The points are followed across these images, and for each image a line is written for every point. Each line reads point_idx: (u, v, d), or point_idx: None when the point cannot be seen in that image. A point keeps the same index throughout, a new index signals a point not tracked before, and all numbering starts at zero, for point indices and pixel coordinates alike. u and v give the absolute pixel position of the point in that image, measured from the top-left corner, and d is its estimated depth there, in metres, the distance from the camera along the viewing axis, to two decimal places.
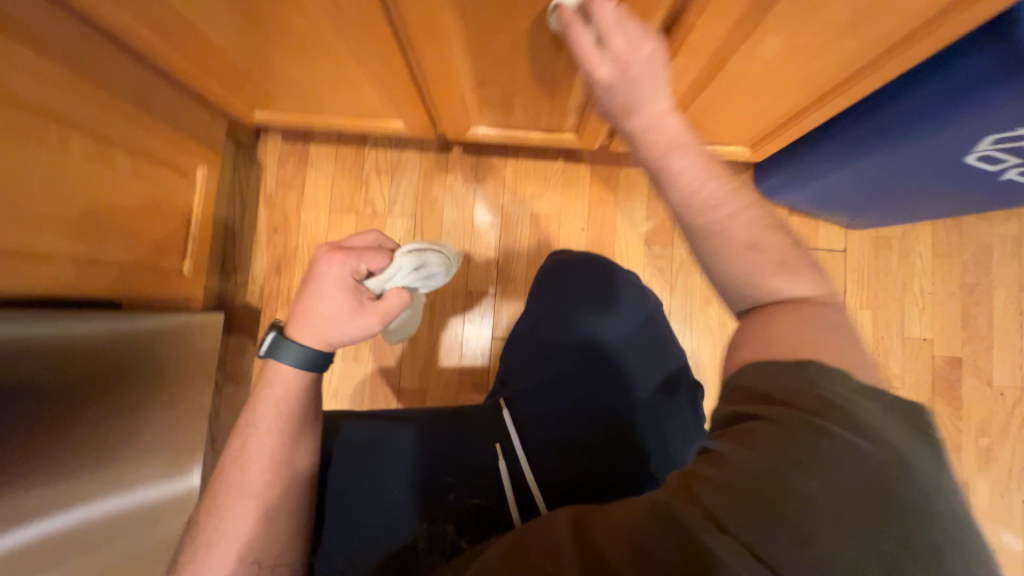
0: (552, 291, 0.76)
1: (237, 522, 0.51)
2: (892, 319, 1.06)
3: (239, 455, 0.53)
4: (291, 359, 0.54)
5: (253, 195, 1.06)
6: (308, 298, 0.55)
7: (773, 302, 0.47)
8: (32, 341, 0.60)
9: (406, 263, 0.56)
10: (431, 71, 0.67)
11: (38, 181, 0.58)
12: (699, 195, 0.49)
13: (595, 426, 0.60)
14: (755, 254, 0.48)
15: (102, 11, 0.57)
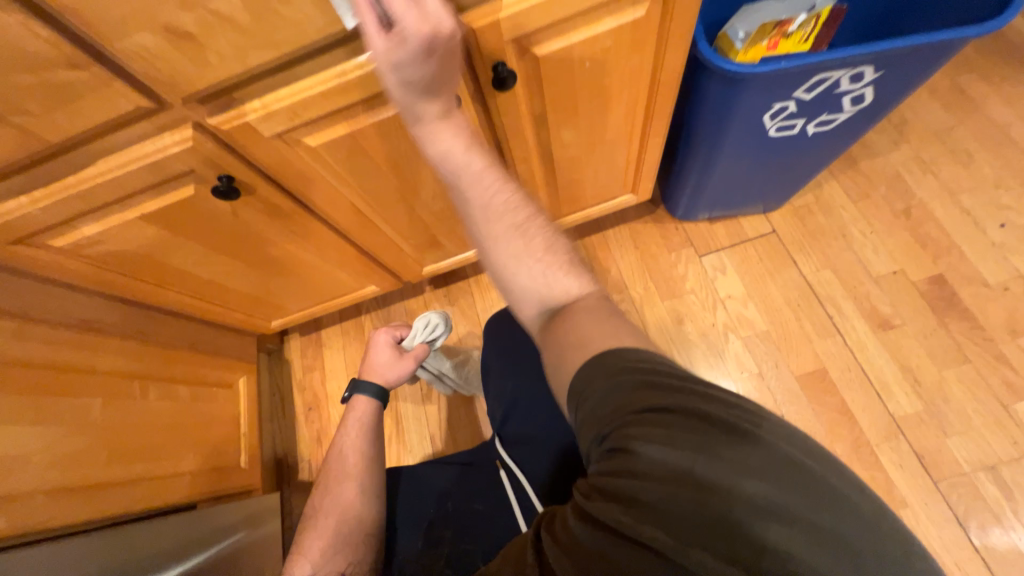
0: (500, 344, 0.84)
1: (341, 498, 0.71)
2: (855, 268, 1.11)
3: (331, 495, 0.72)
4: (365, 391, 0.80)
5: (287, 386, 1.29)
6: (370, 357, 0.85)
7: (569, 305, 0.49)
8: (149, 536, 0.78)
9: (421, 326, 0.86)
10: (372, 244, 0.93)
11: (134, 422, 0.81)
12: (491, 203, 0.51)
13: (563, 451, 0.71)
14: (539, 264, 0.50)
15: (159, 294, 0.87)
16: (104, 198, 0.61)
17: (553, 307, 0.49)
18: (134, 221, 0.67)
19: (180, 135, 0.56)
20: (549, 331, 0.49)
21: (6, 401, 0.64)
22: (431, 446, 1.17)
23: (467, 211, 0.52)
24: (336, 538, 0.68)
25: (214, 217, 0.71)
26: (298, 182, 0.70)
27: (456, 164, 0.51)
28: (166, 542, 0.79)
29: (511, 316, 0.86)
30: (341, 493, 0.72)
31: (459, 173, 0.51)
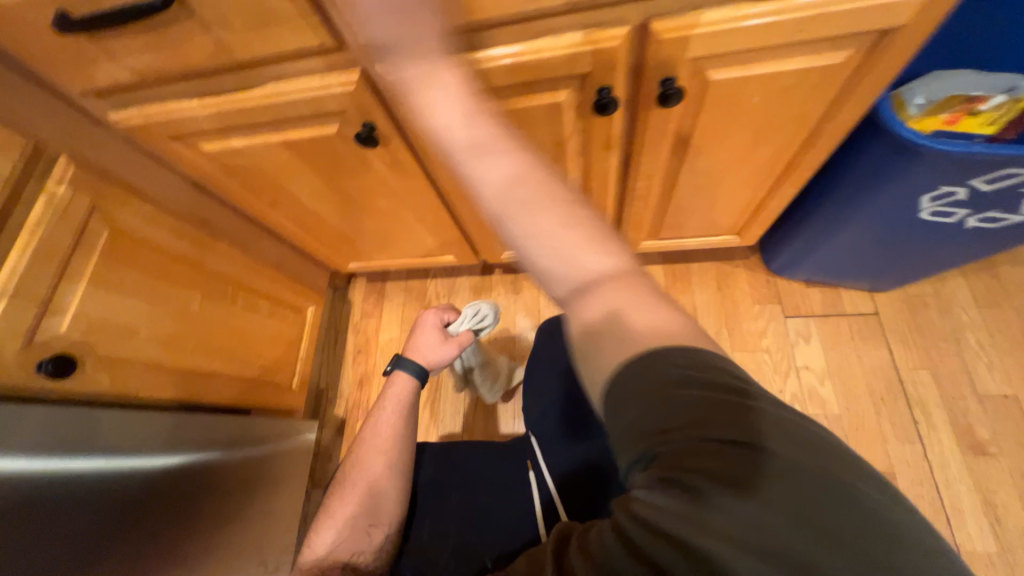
0: (545, 348, 0.85)
1: (368, 470, 0.72)
2: (959, 378, 1.01)
3: (358, 462, 0.73)
4: (406, 370, 0.81)
5: (344, 324, 1.35)
6: (415, 336, 0.86)
7: (600, 285, 0.38)
8: (201, 432, 0.83)
9: (468, 314, 0.89)
10: (468, 218, 0.94)
11: (219, 323, 0.88)
12: (491, 176, 0.41)
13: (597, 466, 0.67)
14: (560, 235, 0.39)
15: (266, 213, 0.92)
16: (259, 118, 0.65)
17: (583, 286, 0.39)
18: (274, 144, 0.71)
19: (346, 78, 0.58)
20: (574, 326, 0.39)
21: (132, 278, 0.71)
22: (461, 421, 1.19)
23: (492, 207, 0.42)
24: (363, 504, 0.69)
25: (342, 157, 0.74)
26: (428, 145, 0.71)
27: (456, 133, 0.43)
28: (208, 442, 0.84)
29: (562, 322, 0.86)
30: (371, 467, 0.72)
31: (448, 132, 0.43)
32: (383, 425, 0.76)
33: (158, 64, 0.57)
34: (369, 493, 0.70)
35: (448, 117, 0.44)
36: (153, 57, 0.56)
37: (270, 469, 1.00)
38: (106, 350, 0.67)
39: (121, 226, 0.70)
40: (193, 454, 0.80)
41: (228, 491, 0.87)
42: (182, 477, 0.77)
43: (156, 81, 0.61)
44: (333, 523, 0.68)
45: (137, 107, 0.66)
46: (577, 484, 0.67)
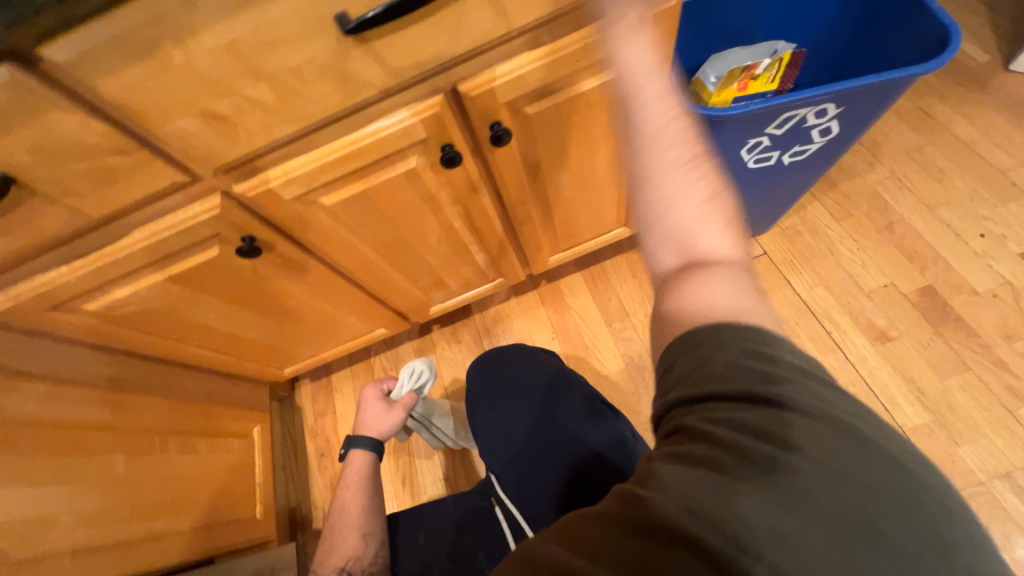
0: (487, 384, 0.90)
1: (341, 548, 0.71)
2: (846, 283, 1.15)
3: (330, 543, 0.72)
4: (361, 447, 0.81)
5: (299, 432, 1.30)
6: (360, 413, 0.87)
7: (717, 263, 0.42)
8: None
9: (407, 375, 0.91)
10: (381, 288, 0.97)
11: (153, 477, 0.83)
12: (696, 144, 0.45)
13: (548, 483, 0.71)
14: (709, 206, 0.43)
15: (179, 349, 0.91)
16: (137, 263, 0.66)
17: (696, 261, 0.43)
18: (161, 282, 0.72)
19: (209, 204, 0.61)
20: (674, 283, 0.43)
21: (40, 463, 0.67)
22: (444, 485, 1.17)
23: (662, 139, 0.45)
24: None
25: (236, 273, 0.76)
26: (312, 236, 0.75)
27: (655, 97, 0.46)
28: None
29: (503, 357, 0.92)
30: (343, 545, 0.70)
31: (640, 88, 0.46)
32: (346, 503, 0.75)
33: (15, 246, 0.58)
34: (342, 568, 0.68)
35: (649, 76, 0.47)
36: (7, 241, 0.57)
37: None
38: (22, 551, 0.62)
39: (15, 412, 0.67)
40: None
41: None
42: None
43: (18, 261, 0.61)
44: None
45: (5, 291, 0.65)
46: (539, 503, 0.71)
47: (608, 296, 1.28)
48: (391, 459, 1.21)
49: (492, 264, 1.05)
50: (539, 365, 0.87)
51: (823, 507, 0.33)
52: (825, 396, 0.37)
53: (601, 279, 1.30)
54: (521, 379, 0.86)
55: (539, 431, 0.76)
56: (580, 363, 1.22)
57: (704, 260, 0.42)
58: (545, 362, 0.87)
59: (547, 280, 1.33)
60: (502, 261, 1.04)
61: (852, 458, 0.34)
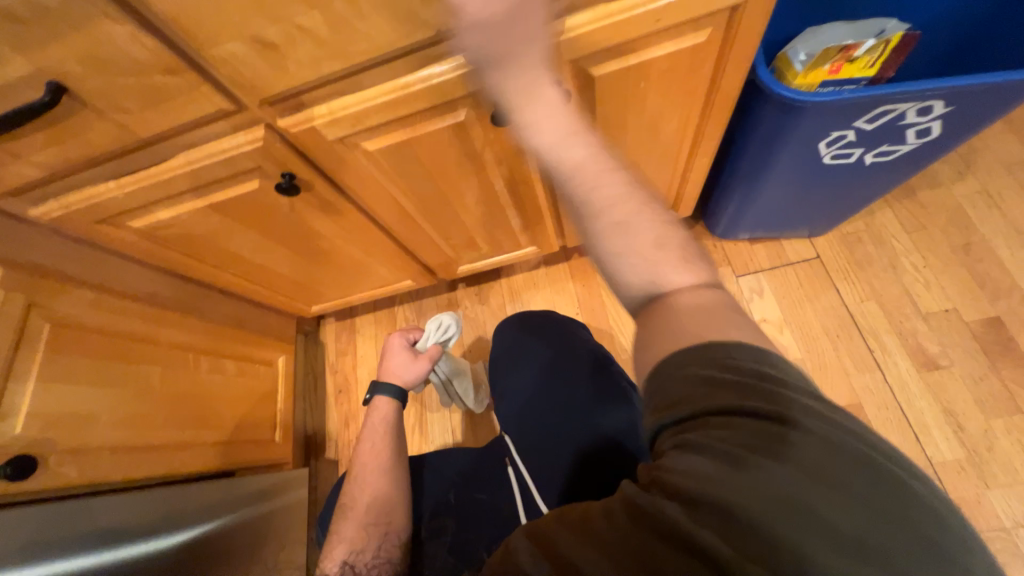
0: (507, 347, 0.90)
1: (364, 493, 0.72)
2: (903, 302, 1.06)
3: (354, 488, 0.74)
4: (384, 394, 0.83)
5: (321, 367, 1.36)
6: (387, 361, 0.88)
7: (684, 295, 0.42)
8: (186, 505, 0.83)
9: (432, 329, 0.90)
10: (412, 242, 0.96)
11: (185, 392, 0.88)
12: (634, 188, 0.45)
13: (559, 452, 0.71)
14: (657, 249, 0.43)
15: (216, 275, 0.94)
16: (181, 187, 0.66)
17: (659, 300, 0.42)
18: (201, 208, 0.72)
19: (252, 135, 0.60)
20: (641, 338, 0.43)
21: (84, 365, 0.72)
22: (450, 439, 1.20)
23: (585, 203, 0.44)
24: (359, 524, 0.69)
25: (273, 209, 0.76)
26: (351, 181, 0.73)
27: (572, 157, 0.44)
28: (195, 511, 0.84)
29: (525, 321, 0.92)
30: (368, 489, 0.73)
31: (555, 151, 0.45)
32: (371, 449, 0.77)
33: (67, 156, 0.58)
34: (366, 512, 0.70)
35: (560, 132, 0.45)
36: (60, 150, 0.57)
37: (268, 532, 0.99)
38: (66, 442, 0.67)
39: (63, 315, 0.71)
40: (178, 526, 0.79)
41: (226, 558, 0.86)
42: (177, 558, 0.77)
43: (70, 171, 0.62)
44: (340, 547, 0.67)
45: (58, 199, 0.67)
46: (553, 474, 0.70)
47: None
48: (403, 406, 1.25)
49: (527, 230, 1.02)
50: (559, 334, 0.86)
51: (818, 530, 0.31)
52: (826, 414, 0.35)
53: None
54: (538, 345, 0.86)
55: (554, 401, 0.77)
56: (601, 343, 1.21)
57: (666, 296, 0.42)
58: (567, 333, 0.87)
59: (580, 254, 1.29)
60: (538, 230, 1.00)
61: (854, 482, 0.32)
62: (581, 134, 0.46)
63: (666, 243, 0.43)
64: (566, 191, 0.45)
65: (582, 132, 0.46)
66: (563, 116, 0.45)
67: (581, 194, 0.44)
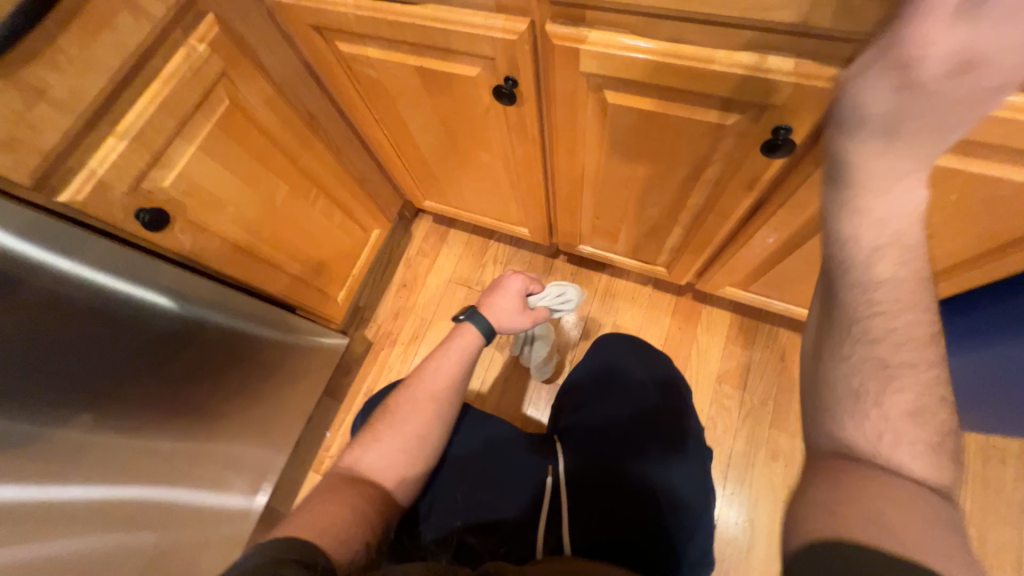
0: (609, 362, 0.82)
1: (411, 412, 0.66)
2: (1004, 549, 0.92)
3: (404, 399, 0.68)
4: (476, 327, 0.72)
5: (399, 255, 1.36)
6: (494, 293, 0.77)
7: (899, 483, 0.33)
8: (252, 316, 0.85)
9: (552, 291, 0.79)
10: (561, 201, 0.89)
11: (294, 221, 0.89)
12: (930, 341, 0.36)
13: (614, 503, 0.62)
14: (907, 419, 0.34)
15: (372, 130, 0.91)
16: (409, 37, 0.61)
17: (862, 464, 0.34)
18: (408, 66, 0.67)
19: (513, 26, 0.53)
20: (823, 482, 0.35)
21: (235, 153, 0.72)
22: (476, 387, 1.19)
23: (858, 312, 0.36)
24: (393, 440, 0.64)
25: (470, 101, 0.70)
26: (560, 118, 0.65)
27: (873, 256, 0.35)
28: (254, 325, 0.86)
29: (639, 351, 0.83)
30: (416, 410, 0.67)
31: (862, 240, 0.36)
32: (437, 374, 0.70)
33: None
34: (404, 432, 0.65)
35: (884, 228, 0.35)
36: None
37: (289, 372, 1.02)
38: (194, 213, 0.69)
39: (241, 98, 0.70)
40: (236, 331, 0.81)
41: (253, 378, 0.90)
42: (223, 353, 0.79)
43: None
44: (368, 451, 0.64)
45: None
46: (595, 518, 0.60)
47: (738, 356, 1.13)
48: None
49: (673, 252, 0.92)
50: (668, 388, 0.78)
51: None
52: None
53: (746, 337, 1.14)
54: (642, 384, 0.78)
55: (634, 450, 0.68)
56: None
57: (878, 468, 0.34)
58: (677, 393, 0.78)
59: (693, 297, 1.19)
60: (684, 259, 0.91)
61: None
62: (916, 249, 0.36)
63: (921, 417, 0.34)
64: (841, 285, 0.37)
65: (920, 242, 0.36)
66: (908, 208, 0.35)
67: (863, 297, 0.36)
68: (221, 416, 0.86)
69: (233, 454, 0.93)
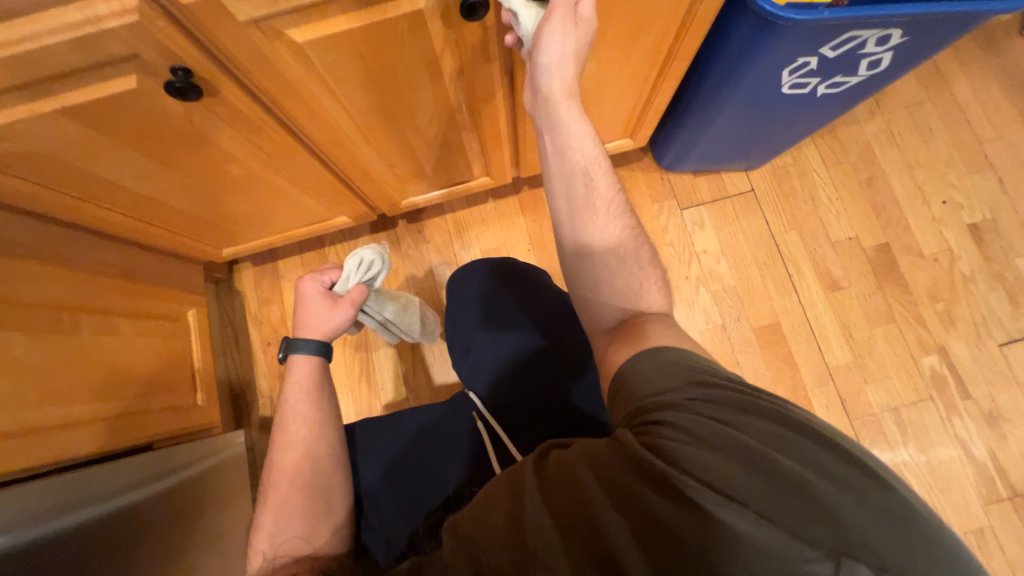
0: (467, 297, 0.84)
1: (287, 466, 0.63)
2: (817, 231, 1.18)
3: (275, 459, 0.65)
4: (304, 352, 0.70)
5: (242, 319, 1.19)
6: (300, 311, 0.73)
7: (641, 320, 0.55)
8: (109, 484, 0.71)
9: (352, 266, 0.75)
10: (352, 170, 0.82)
11: (67, 361, 0.70)
12: (620, 220, 0.58)
13: (540, 407, 0.69)
14: (628, 277, 0.57)
15: (90, 213, 0.73)
16: (10, 79, 0.46)
17: (622, 319, 0.56)
18: (48, 114, 0.52)
19: (120, 5, 0.42)
20: (607, 345, 0.56)
21: None
22: (402, 384, 1.15)
23: (579, 228, 0.57)
24: (286, 500, 0.61)
25: (161, 118, 0.58)
26: (271, 86, 0.57)
27: (580, 186, 0.57)
28: (121, 488, 0.72)
29: (491, 271, 0.85)
30: (290, 460, 0.64)
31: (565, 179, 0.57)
32: (291, 417, 0.67)
33: None
34: (293, 487, 0.62)
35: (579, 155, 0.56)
36: None
37: (207, 503, 0.89)
38: None
39: None
40: (98, 509, 0.67)
41: (164, 539, 0.76)
42: (107, 544, 0.67)
43: None
44: (268, 531, 0.60)
45: None
46: (532, 432, 0.67)
47: None
48: (348, 353, 1.16)
49: (481, 158, 0.92)
50: (527, 282, 0.82)
51: (776, 462, 0.38)
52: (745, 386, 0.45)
53: None
54: (505, 297, 0.81)
55: (529, 355, 0.73)
56: (555, 278, 1.19)
57: (632, 313, 0.56)
58: (540, 282, 0.83)
59: (531, 187, 1.23)
60: (493, 157, 0.91)
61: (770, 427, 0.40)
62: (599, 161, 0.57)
63: (639, 274, 0.57)
64: (575, 212, 0.57)
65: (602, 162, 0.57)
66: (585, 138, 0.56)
67: (583, 214, 0.57)
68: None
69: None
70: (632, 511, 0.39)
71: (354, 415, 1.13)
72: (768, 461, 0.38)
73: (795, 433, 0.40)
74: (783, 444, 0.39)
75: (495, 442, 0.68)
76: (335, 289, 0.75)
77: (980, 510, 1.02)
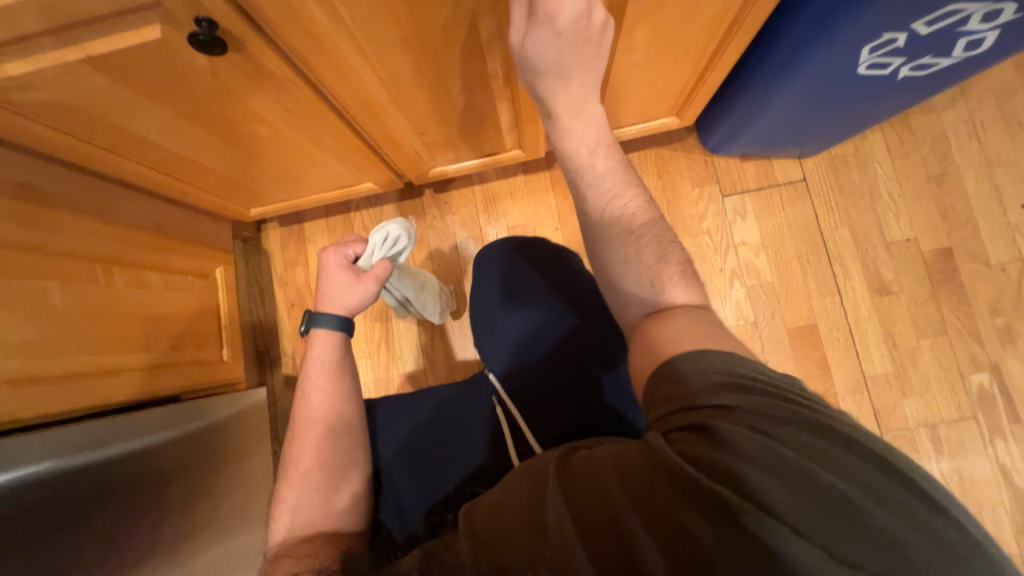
0: (492, 276, 0.81)
1: (308, 442, 0.63)
2: (871, 229, 1.09)
3: (297, 435, 0.65)
4: (325, 326, 0.69)
5: (267, 279, 1.20)
6: (322, 284, 0.71)
7: (675, 310, 0.50)
8: (138, 431, 0.74)
9: (377, 240, 0.72)
10: (380, 136, 0.79)
11: (100, 313, 0.72)
12: (644, 209, 0.55)
13: (561, 396, 0.67)
14: (660, 266, 0.53)
15: (120, 166, 0.72)
16: (33, 23, 0.45)
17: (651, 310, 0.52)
18: (74, 63, 0.50)
19: None
20: (635, 341, 0.52)
21: None
22: (419, 355, 1.15)
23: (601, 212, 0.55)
24: (306, 476, 0.61)
25: (187, 72, 0.55)
26: (299, 43, 0.54)
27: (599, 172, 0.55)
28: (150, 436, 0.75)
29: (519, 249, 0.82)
30: (310, 438, 0.63)
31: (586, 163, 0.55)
32: (312, 394, 0.66)
33: None
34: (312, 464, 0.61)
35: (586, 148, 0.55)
36: None
37: (230, 454, 0.92)
38: None
39: None
40: (125, 453, 0.71)
41: (187, 485, 0.80)
42: (137, 484, 0.72)
43: None
44: (287, 504, 0.60)
45: None
46: (549, 421, 0.65)
47: None
48: (368, 321, 1.16)
49: (515, 130, 0.87)
50: (557, 265, 0.79)
51: (820, 482, 0.34)
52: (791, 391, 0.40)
53: None
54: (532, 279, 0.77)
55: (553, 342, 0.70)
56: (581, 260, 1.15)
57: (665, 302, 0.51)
58: (571, 265, 0.79)
59: None
60: (527, 131, 0.86)
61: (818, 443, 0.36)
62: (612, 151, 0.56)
63: (671, 261, 0.53)
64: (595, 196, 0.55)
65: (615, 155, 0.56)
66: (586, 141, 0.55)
67: (606, 194, 0.55)
68: (196, 537, 0.79)
69: (242, 559, 0.86)
70: (658, 518, 0.36)
71: (371, 381, 1.15)
72: (811, 478, 0.34)
73: (842, 451, 0.36)
74: (830, 462, 0.35)
75: (512, 426, 0.66)
76: (358, 264, 0.73)
77: (1011, 537, 0.97)
